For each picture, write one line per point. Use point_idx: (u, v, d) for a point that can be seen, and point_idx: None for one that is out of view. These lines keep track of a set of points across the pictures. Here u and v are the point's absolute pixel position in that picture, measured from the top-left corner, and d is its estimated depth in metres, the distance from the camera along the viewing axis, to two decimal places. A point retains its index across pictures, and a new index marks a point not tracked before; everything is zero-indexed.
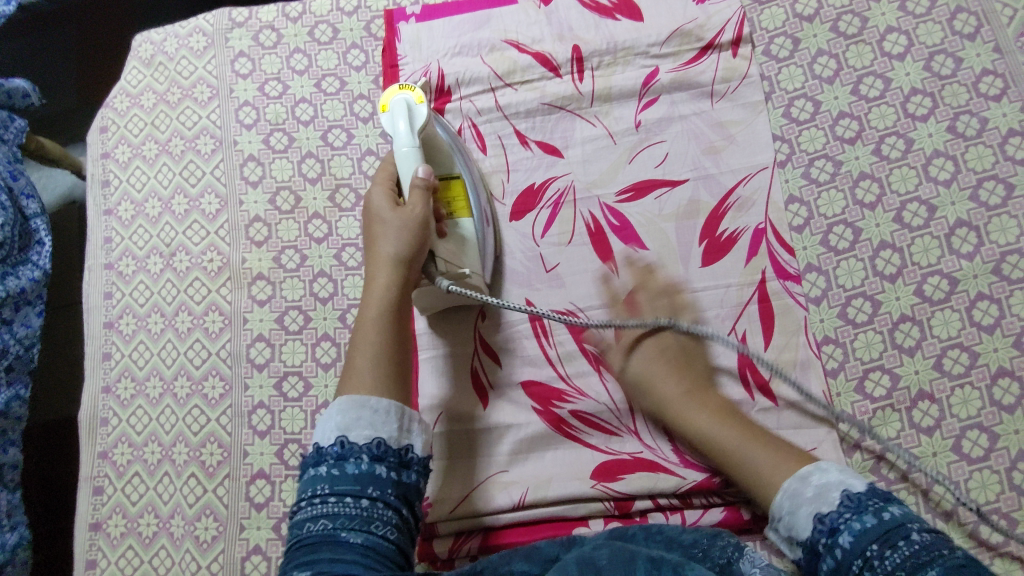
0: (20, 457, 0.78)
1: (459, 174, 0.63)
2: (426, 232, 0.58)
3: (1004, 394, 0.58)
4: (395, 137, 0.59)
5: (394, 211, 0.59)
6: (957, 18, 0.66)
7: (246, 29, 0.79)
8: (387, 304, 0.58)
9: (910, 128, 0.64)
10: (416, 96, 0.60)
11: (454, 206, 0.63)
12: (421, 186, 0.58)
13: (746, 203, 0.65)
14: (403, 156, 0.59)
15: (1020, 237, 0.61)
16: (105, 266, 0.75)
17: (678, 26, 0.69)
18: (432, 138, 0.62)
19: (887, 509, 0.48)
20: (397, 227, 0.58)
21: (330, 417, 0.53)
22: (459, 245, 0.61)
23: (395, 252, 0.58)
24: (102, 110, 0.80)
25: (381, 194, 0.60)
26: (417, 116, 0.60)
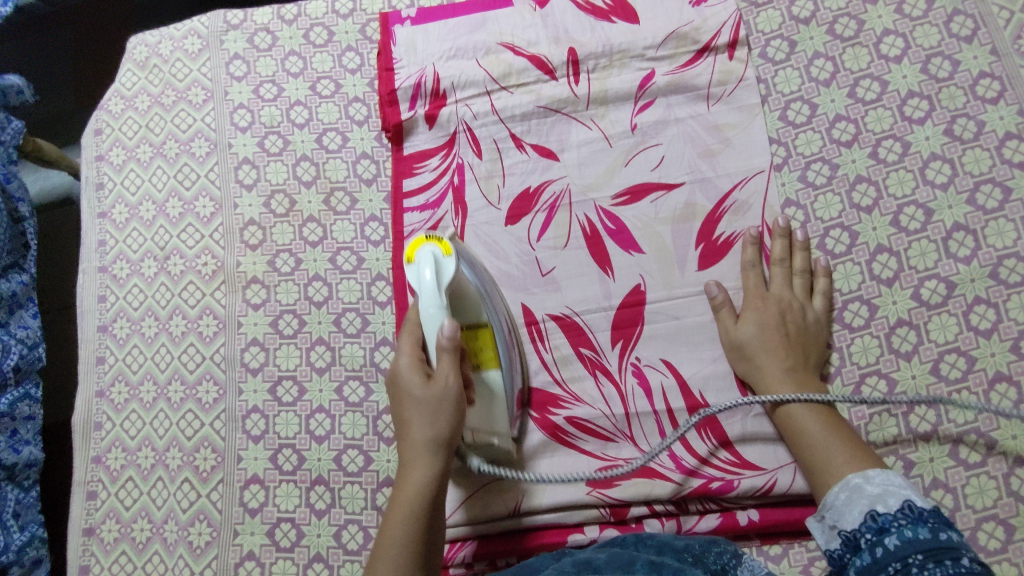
0: (42, 455, 0.78)
1: (489, 324, 0.60)
2: (457, 406, 0.55)
3: (1001, 399, 0.58)
4: (421, 288, 0.56)
5: (424, 384, 0.55)
6: (954, 20, 0.66)
7: (241, 31, 0.78)
8: (420, 492, 0.53)
9: (907, 131, 0.64)
10: (443, 246, 0.57)
11: (482, 361, 0.59)
12: (449, 350, 0.55)
13: (742, 206, 0.65)
14: (428, 315, 0.56)
15: (1017, 240, 0.60)
16: (99, 269, 0.74)
17: (674, 29, 0.69)
18: (460, 287, 0.59)
19: (947, 532, 0.45)
20: (430, 409, 0.54)
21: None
22: (487, 411, 0.59)
23: (432, 435, 0.54)
24: (96, 113, 0.79)
25: (408, 358, 0.56)
26: (445, 269, 0.57)
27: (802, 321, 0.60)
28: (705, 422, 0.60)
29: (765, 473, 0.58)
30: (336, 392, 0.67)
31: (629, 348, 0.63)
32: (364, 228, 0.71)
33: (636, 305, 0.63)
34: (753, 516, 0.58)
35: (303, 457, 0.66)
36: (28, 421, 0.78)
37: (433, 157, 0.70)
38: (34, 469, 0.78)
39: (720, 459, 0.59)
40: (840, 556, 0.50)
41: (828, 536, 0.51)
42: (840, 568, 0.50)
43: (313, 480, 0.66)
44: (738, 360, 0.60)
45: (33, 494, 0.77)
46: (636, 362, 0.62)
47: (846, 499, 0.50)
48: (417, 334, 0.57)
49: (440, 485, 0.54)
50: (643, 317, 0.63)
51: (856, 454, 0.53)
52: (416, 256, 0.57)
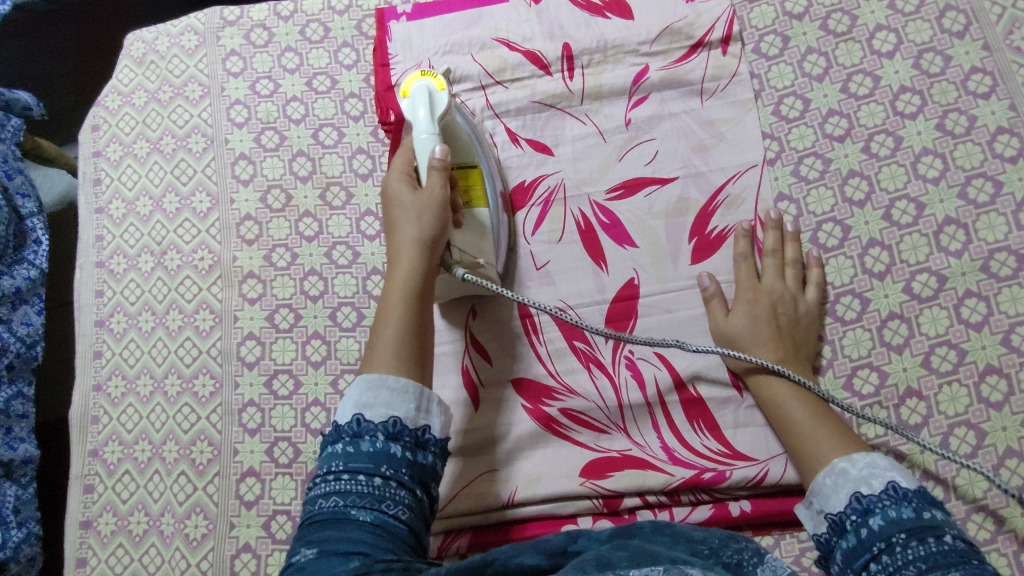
0: (34, 452, 0.79)
1: (478, 165, 0.63)
2: (443, 214, 0.58)
3: (992, 391, 0.58)
4: (415, 123, 0.59)
5: (412, 195, 0.59)
6: (946, 16, 0.66)
7: (238, 27, 0.79)
8: (408, 286, 0.57)
9: (899, 125, 0.65)
10: (437, 81, 0.59)
11: (471, 198, 0.63)
12: (439, 167, 0.58)
13: (735, 201, 0.65)
14: (421, 141, 0.58)
15: (1008, 234, 0.61)
16: (96, 264, 0.75)
17: (668, 24, 0.69)
18: (454, 128, 0.62)
19: (930, 510, 0.46)
20: (415, 212, 0.58)
21: (349, 396, 0.52)
22: (476, 237, 0.62)
23: (418, 233, 0.58)
24: (93, 109, 0.80)
25: (398, 177, 0.60)
26: (438, 103, 0.59)
27: (794, 314, 0.60)
28: (697, 413, 0.61)
29: (756, 463, 0.58)
30: (332, 385, 0.68)
31: (623, 341, 0.63)
32: (360, 222, 0.72)
33: (629, 298, 0.64)
34: (745, 507, 0.58)
35: (299, 450, 0.67)
36: (22, 419, 0.78)
37: None
38: (31, 466, 0.78)
39: (712, 450, 0.59)
40: (827, 540, 0.50)
41: (816, 521, 0.51)
42: (827, 553, 0.50)
43: (309, 473, 0.66)
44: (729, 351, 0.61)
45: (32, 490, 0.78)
46: (630, 355, 0.63)
47: (832, 483, 0.51)
48: (410, 159, 0.61)
49: (425, 282, 0.57)
50: (636, 310, 0.63)
51: (842, 440, 0.54)
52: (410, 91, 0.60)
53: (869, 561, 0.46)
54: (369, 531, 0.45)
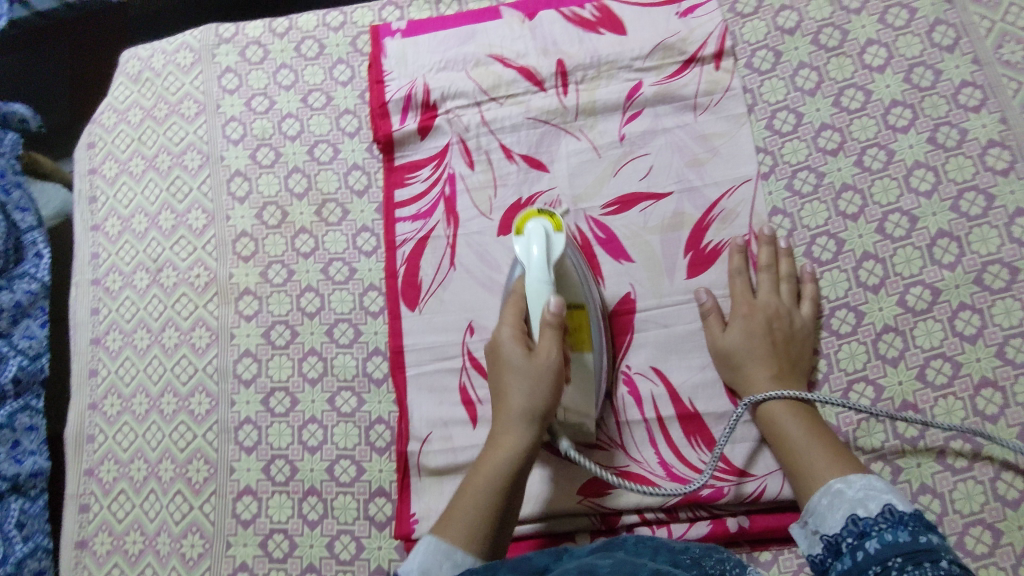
0: (46, 465, 0.78)
1: (587, 306, 0.60)
2: (557, 381, 0.56)
3: (987, 404, 0.58)
4: (529, 261, 0.57)
5: (526, 356, 0.56)
6: (936, 30, 0.67)
7: (233, 44, 0.79)
8: (505, 463, 0.53)
9: (891, 139, 0.65)
10: (554, 223, 0.59)
11: (579, 342, 0.60)
12: (553, 325, 0.56)
13: (730, 215, 0.65)
14: (534, 287, 0.56)
15: (1001, 247, 0.61)
16: (92, 282, 0.75)
17: (661, 40, 0.70)
18: (565, 267, 0.60)
19: (928, 535, 0.45)
20: (530, 376, 0.55)
21: (415, 554, 0.49)
22: (581, 393, 0.59)
23: (526, 406, 0.55)
24: (89, 126, 0.80)
25: (509, 330, 0.58)
26: (554, 244, 0.58)
27: (790, 329, 0.60)
28: (694, 430, 0.61)
29: (753, 479, 0.58)
30: (328, 402, 0.68)
31: (619, 357, 0.63)
32: (356, 238, 0.72)
33: (626, 314, 0.64)
34: (743, 523, 0.58)
35: (296, 468, 0.66)
36: (31, 431, 0.78)
37: (424, 168, 0.71)
38: (39, 479, 0.77)
39: (709, 466, 0.59)
40: (823, 561, 0.50)
41: (811, 541, 0.51)
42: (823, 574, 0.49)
43: (305, 491, 0.66)
44: (725, 366, 0.60)
45: (40, 503, 0.77)
46: (627, 371, 0.63)
47: (829, 504, 0.51)
48: (521, 306, 0.58)
49: (529, 458, 0.55)
50: (633, 326, 0.64)
51: (835, 457, 0.54)
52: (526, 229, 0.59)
53: None
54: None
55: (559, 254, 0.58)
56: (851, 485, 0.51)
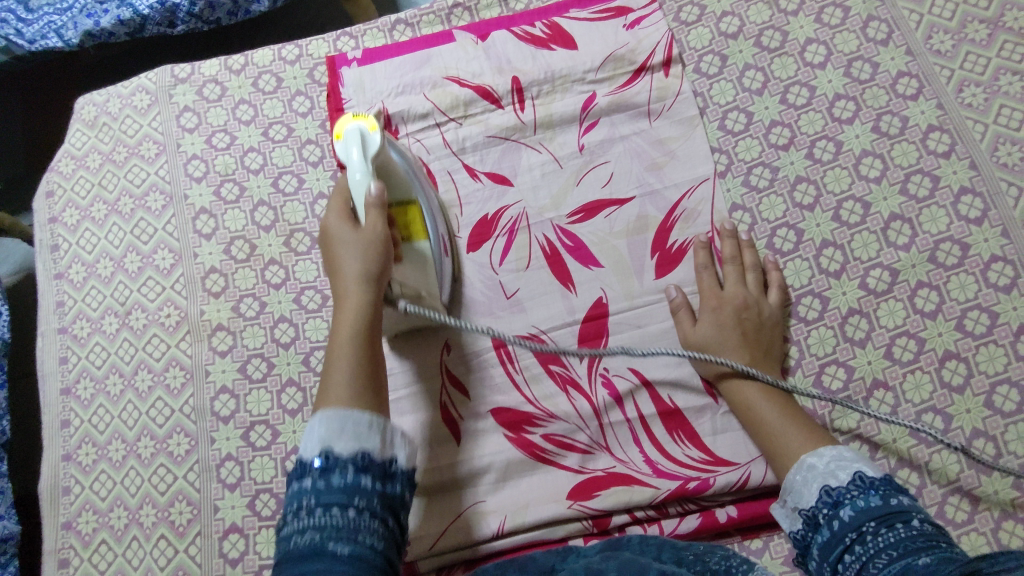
0: (16, 528, 0.76)
1: (417, 201, 0.61)
2: (389, 249, 0.56)
3: (953, 376, 0.60)
4: (348, 164, 0.57)
5: (353, 229, 0.56)
6: (870, 26, 0.70)
7: (189, 84, 0.79)
8: (359, 314, 0.54)
9: (838, 131, 0.68)
10: (369, 123, 0.58)
11: (412, 232, 0.61)
12: (378, 204, 0.56)
13: (692, 214, 0.67)
14: (355, 181, 0.56)
15: (950, 225, 0.64)
16: (58, 331, 0.73)
17: (610, 51, 0.72)
18: (388, 163, 0.60)
19: (897, 497, 0.47)
20: (359, 247, 0.55)
21: (311, 432, 0.49)
22: (417, 270, 0.61)
23: (363, 270, 0.54)
24: (47, 175, 0.79)
25: (337, 213, 0.57)
26: (371, 142, 0.57)
27: (758, 318, 0.62)
28: (675, 425, 0.62)
29: (737, 468, 0.59)
30: None
31: (597, 359, 0.64)
32: None
33: (599, 317, 0.65)
34: (731, 512, 0.59)
35: (282, 500, 0.66)
36: None
37: None
38: (10, 543, 0.75)
39: (694, 459, 0.60)
40: (804, 536, 0.51)
41: (791, 519, 0.52)
42: (803, 549, 0.51)
43: None
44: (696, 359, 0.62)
45: (13, 568, 0.74)
46: (605, 373, 0.63)
47: (802, 480, 0.52)
48: (345, 197, 0.58)
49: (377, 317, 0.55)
50: (607, 329, 0.65)
51: (807, 435, 0.56)
52: (343, 135, 0.58)
53: (843, 552, 0.47)
54: (350, 564, 0.43)
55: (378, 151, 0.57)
56: (820, 458, 0.52)
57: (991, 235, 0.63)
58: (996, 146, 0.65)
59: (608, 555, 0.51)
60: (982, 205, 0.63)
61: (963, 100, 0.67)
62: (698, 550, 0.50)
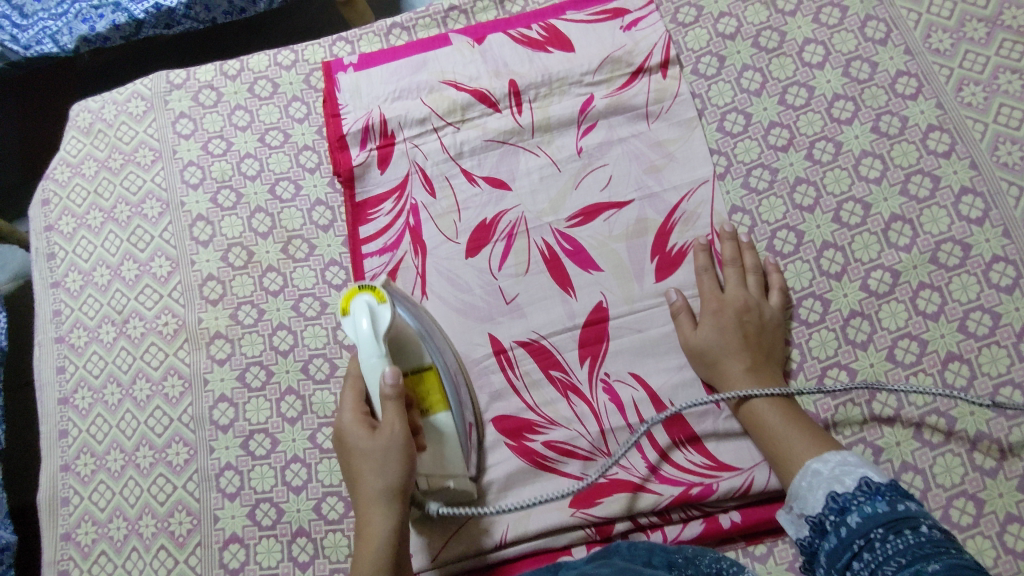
0: (13, 538, 0.75)
1: (432, 369, 0.61)
2: (409, 450, 0.56)
3: (955, 377, 0.60)
4: (359, 340, 0.58)
5: (369, 436, 0.56)
6: (868, 25, 0.70)
7: (185, 90, 0.79)
8: (383, 533, 0.54)
9: (837, 131, 0.67)
10: (376, 294, 0.59)
11: (430, 405, 0.60)
12: (394, 396, 0.56)
13: (692, 216, 0.67)
14: (370, 364, 0.57)
15: (951, 225, 0.63)
16: (56, 340, 0.73)
17: (608, 53, 0.71)
18: (399, 331, 0.61)
19: (904, 502, 0.47)
20: (378, 459, 0.55)
21: None
22: (440, 448, 0.60)
23: (385, 486, 0.55)
24: (42, 183, 0.78)
25: (353, 415, 0.57)
26: (381, 316, 0.58)
27: (760, 321, 0.62)
28: (677, 430, 0.61)
29: (741, 473, 0.59)
30: (310, 440, 0.67)
31: (598, 364, 0.63)
32: (325, 272, 0.71)
33: (599, 322, 0.64)
34: (735, 518, 0.59)
35: (282, 510, 0.65)
36: None
37: (387, 201, 0.70)
38: (8, 553, 0.74)
39: (697, 465, 0.60)
40: (811, 543, 0.50)
41: (798, 525, 0.52)
42: (811, 555, 0.50)
43: (294, 533, 0.64)
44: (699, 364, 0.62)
45: None
46: (606, 378, 0.63)
47: (808, 486, 0.52)
48: (359, 388, 0.59)
49: (400, 529, 0.55)
50: (608, 333, 0.64)
51: (811, 438, 0.56)
52: (351, 308, 0.59)
53: (851, 560, 0.46)
54: None
55: (388, 326, 0.58)
56: (826, 463, 0.52)
57: (992, 236, 0.62)
58: (997, 145, 0.64)
59: (610, 563, 0.50)
60: (983, 205, 0.63)
61: (963, 99, 0.66)
62: (703, 557, 0.50)
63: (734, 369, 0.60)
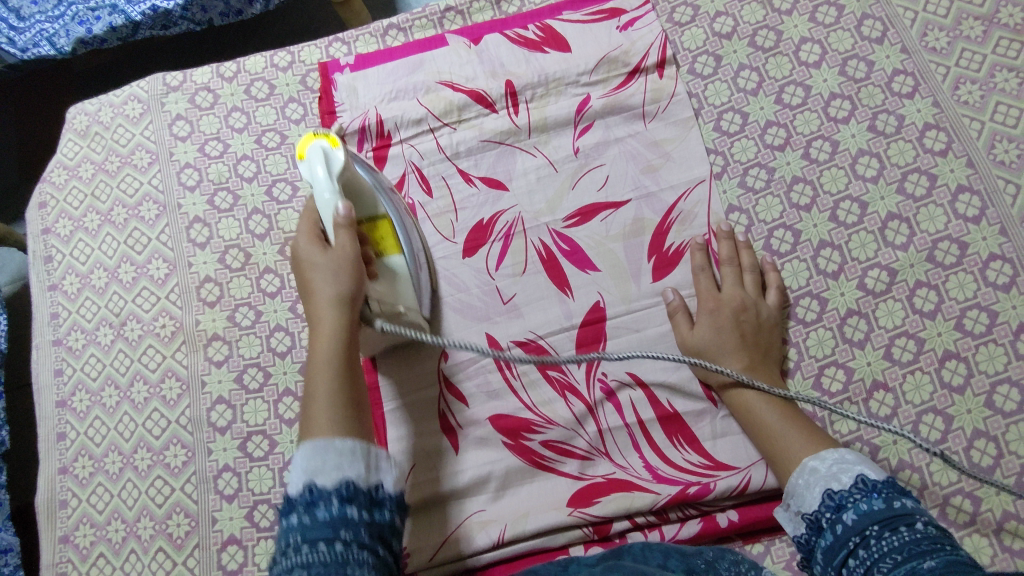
0: (14, 539, 0.75)
1: (386, 214, 0.61)
2: (360, 268, 0.55)
3: (953, 376, 0.60)
4: (314, 184, 0.56)
5: (323, 253, 0.55)
6: (864, 24, 0.70)
7: (182, 92, 0.79)
8: (334, 341, 0.52)
9: (834, 130, 0.67)
10: (331, 139, 0.57)
11: (384, 248, 0.60)
12: (347, 223, 0.55)
13: (689, 216, 0.67)
14: (323, 201, 0.56)
15: (948, 224, 0.63)
16: (53, 343, 0.73)
17: (604, 53, 0.71)
18: (356, 181, 0.59)
19: (900, 499, 0.47)
20: (330, 270, 0.54)
21: (293, 467, 0.46)
22: (390, 286, 0.60)
23: (336, 292, 0.54)
24: (39, 185, 0.78)
25: (305, 238, 0.57)
26: (334, 160, 0.56)
27: (757, 320, 0.62)
28: (675, 429, 0.61)
29: (738, 472, 0.59)
30: None
31: (595, 364, 0.63)
32: None
33: (597, 322, 0.64)
34: (732, 517, 0.59)
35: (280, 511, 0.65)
36: None
37: None
38: (10, 555, 0.74)
39: (694, 463, 0.60)
40: (807, 540, 0.50)
41: (795, 523, 0.52)
42: (808, 553, 0.50)
43: None
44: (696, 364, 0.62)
45: None
46: (603, 378, 0.63)
47: (804, 485, 0.52)
48: (314, 219, 0.58)
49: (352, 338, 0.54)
50: (605, 333, 0.64)
51: (807, 436, 0.56)
52: (306, 154, 0.57)
53: (847, 557, 0.46)
54: None
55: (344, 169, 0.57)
56: (823, 461, 0.52)
57: (989, 234, 0.62)
58: (993, 143, 0.64)
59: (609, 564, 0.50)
60: (980, 203, 0.63)
61: (960, 97, 0.66)
62: (700, 557, 0.50)
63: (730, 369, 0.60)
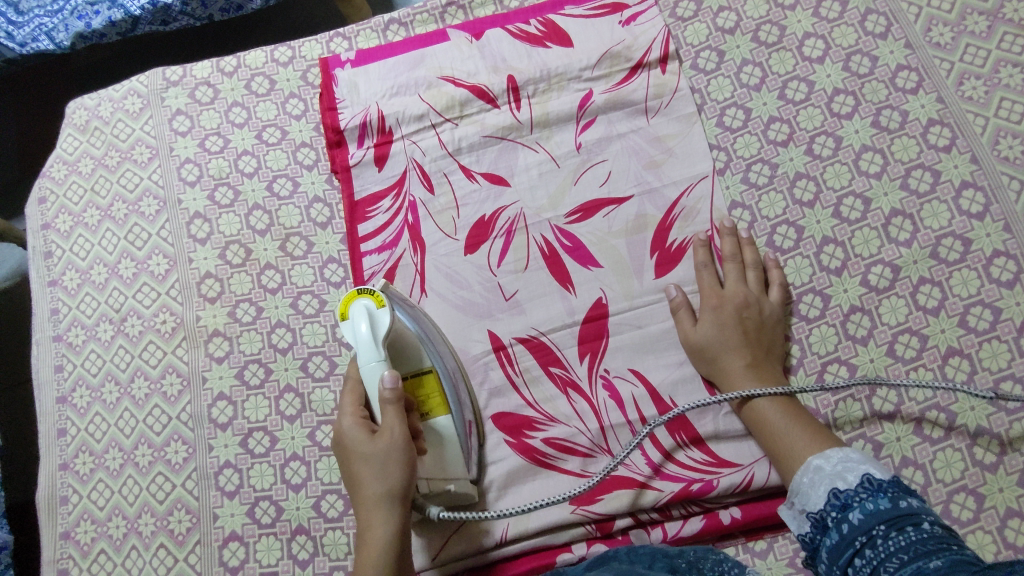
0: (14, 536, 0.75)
1: (431, 368, 0.61)
2: (408, 454, 0.55)
3: (956, 372, 0.60)
4: (359, 344, 0.57)
5: (368, 438, 0.56)
6: (868, 19, 0.70)
7: (182, 87, 0.78)
8: (385, 544, 0.53)
9: (837, 126, 0.67)
10: (376, 298, 0.58)
11: (430, 408, 0.60)
12: (393, 401, 0.56)
13: (691, 212, 0.67)
14: (369, 366, 0.56)
15: (952, 220, 0.63)
16: (53, 338, 0.73)
17: (607, 49, 0.71)
18: (400, 335, 0.60)
19: (906, 499, 0.47)
20: (378, 463, 0.55)
21: None
22: (438, 456, 0.59)
23: (385, 489, 0.54)
24: (39, 181, 0.78)
25: (351, 418, 0.57)
26: (380, 321, 0.57)
27: (760, 317, 0.61)
28: (677, 427, 0.61)
29: (741, 469, 0.59)
30: (309, 437, 0.67)
31: (597, 361, 0.63)
32: (323, 269, 0.71)
33: (599, 318, 0.64)
34: (735, 514, 0.59)
35: (281, 508, 0.65)
36: None
37: (385, 198, 0.70)
38: None
39: (697, 461, 0.60)
40: (812, 539, 0.50)
41: (799, 521, 0.52)
42: (813, 551, 0.50)
43: (293, 531, 0.64)
44: (699, 361, 0.61)
45: None
46: (606, 375, 0.63)
47: (809, 483, 0.52)
48: (359, 392, 0.58)
49: (402, 537, 0.54)
50: (608, 330, 0.64)
51: (811, 434, 0.56)
52: (351, 313, 0.58)
53: (853, 556, 0.46)
54: None
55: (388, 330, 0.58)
56: (828, 460, 0.52)
57: (993, 230, 0.62)
58: (997, 139, 0.64)
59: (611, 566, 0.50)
60: (984, 199, 0.63)
61: (964, 93, 0.66)
62: (701, 556, 0.50)
63: (735, 366, 0.60)
